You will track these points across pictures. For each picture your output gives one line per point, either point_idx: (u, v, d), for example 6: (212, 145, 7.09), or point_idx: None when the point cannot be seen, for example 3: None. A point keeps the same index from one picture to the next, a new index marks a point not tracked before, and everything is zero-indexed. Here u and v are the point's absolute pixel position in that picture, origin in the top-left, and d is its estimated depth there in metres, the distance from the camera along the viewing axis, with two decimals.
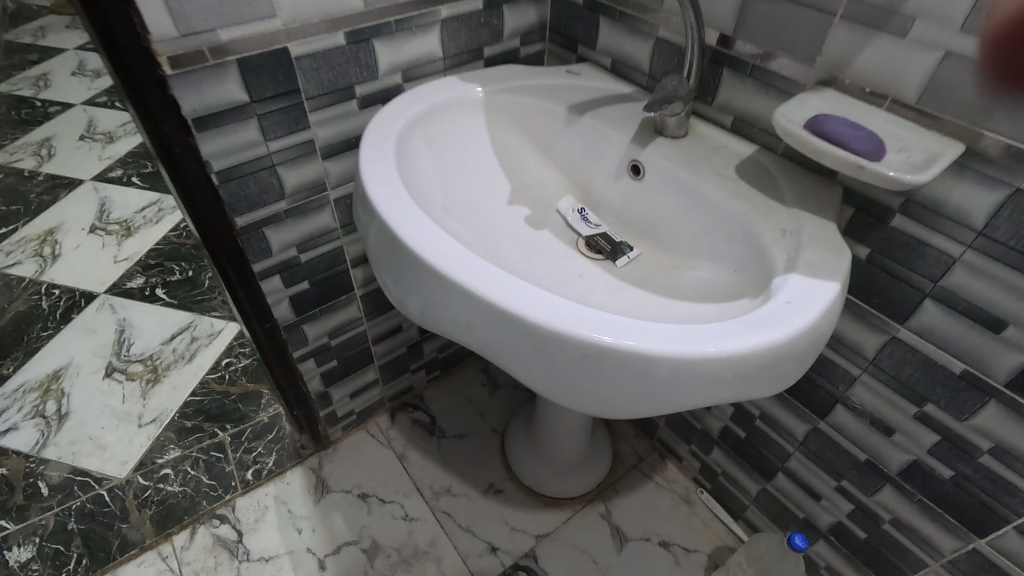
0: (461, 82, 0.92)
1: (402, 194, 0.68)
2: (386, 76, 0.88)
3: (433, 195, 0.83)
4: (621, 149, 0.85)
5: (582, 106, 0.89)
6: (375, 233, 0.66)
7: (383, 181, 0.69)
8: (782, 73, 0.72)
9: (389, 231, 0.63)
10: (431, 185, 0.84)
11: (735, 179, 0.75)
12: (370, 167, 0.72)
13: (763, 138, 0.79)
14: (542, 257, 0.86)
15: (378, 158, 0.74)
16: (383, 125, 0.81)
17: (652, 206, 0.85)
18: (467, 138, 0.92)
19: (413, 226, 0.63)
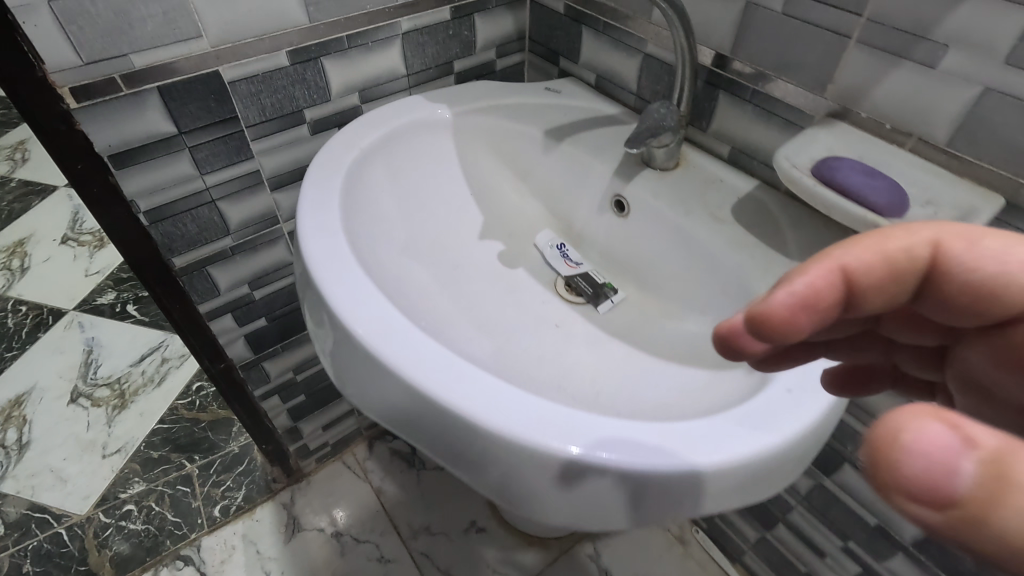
0: (424, 101, 0.83)
1: (342, 249, 0.59)
2: (341, 97, 0.79)
3: (391, 236, 0.74)
4: (603, 181, 0.76)
5: (561, 131, 0.80)
6: (309, 296, 0.58)
7: (322, 234, 0.60)
8: (787, 101, 0.62)
9: (322, 298, 0.55)
10: (388, 224, 0.74)
11: (730, 222, 0.66)
12: (309, 215, 0.63)
13: (764, 173, 0.69)
14: (518, 303, 0.77)
15: (322, 201, 0.65)
16: (332, 159, 0.71)
17: (638, 245, 0.75)
18: (432, 165, 0.83)
19: (349, 293, 0.54)
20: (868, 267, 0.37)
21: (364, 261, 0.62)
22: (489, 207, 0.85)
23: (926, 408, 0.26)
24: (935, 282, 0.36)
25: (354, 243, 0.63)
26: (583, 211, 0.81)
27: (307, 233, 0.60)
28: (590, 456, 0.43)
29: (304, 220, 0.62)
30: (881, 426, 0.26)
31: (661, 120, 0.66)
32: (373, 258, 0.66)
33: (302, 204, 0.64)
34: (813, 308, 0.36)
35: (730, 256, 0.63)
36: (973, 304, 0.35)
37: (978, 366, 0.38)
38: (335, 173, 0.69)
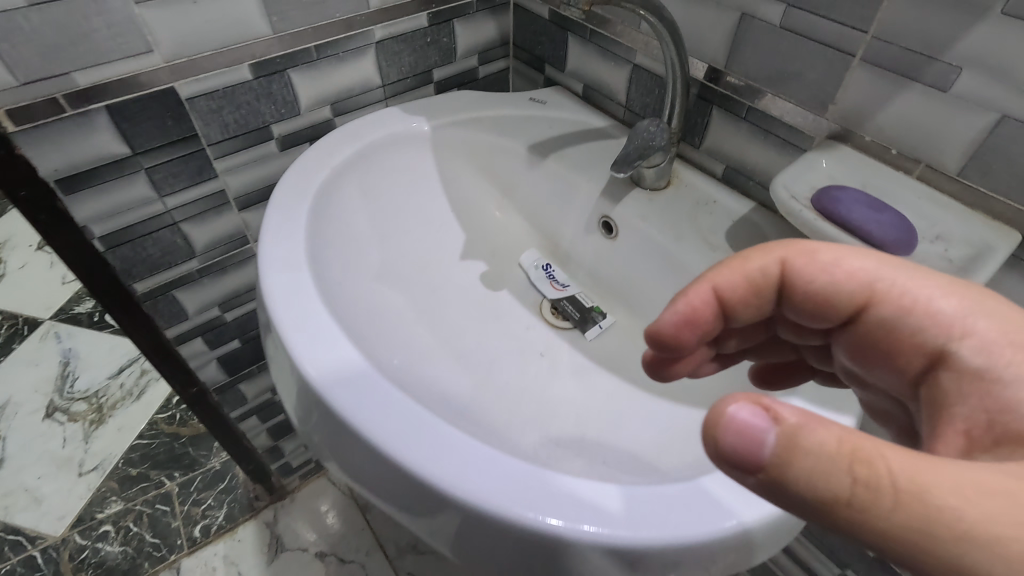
0: (399, 113, 0.78)
1: (306, 287, 0.55)
2: (311, 111, 0.74)
3: (365, 262, 0.69)
4: (590, 200, 0.71)
5: (546, 146, 0.75)
6: (269, 340, 0.53)
7: (286, 269, 0.56)
8: (785, 120, 0.58)
9: (281, 345, 0.51)
10: (361, 249, 0.70)
11: (724, 249, 0.62)
12: (272, 246, 0.58)
13: (761, 194, 0.65)
14: (501, 330, 0.73)
15: (285, 230, 0.60)
16: (300, 181, 0.67)
17: (627, 268, 0.71)
18: (410, 182, 0.78)
19: (310, 340, 0.50)
20: (739, 286, 0.45)
21: (331, 296, 0.58)
22: (471, 225, 0.81)
23: (757, 398, 0.30)
24: (794, 290, 0.44)
25: (320, 276, 0.58)
26: (569, 230, 0.76)
27: (269, 267, 0.56)
28: (571, 528, 0.39)
29: (266, 253, 0.58)
30: (713, 409, 0.31)
31: (652, 139, 0.61)
32: (342, 292, 0.61)
33: (262, 235, 0.60)
34: (693, 321, 0.47)
35: None
36: (819, 298, 0.43)
37: (851, 358, 0.45)
38: (301, 197, 0.65)
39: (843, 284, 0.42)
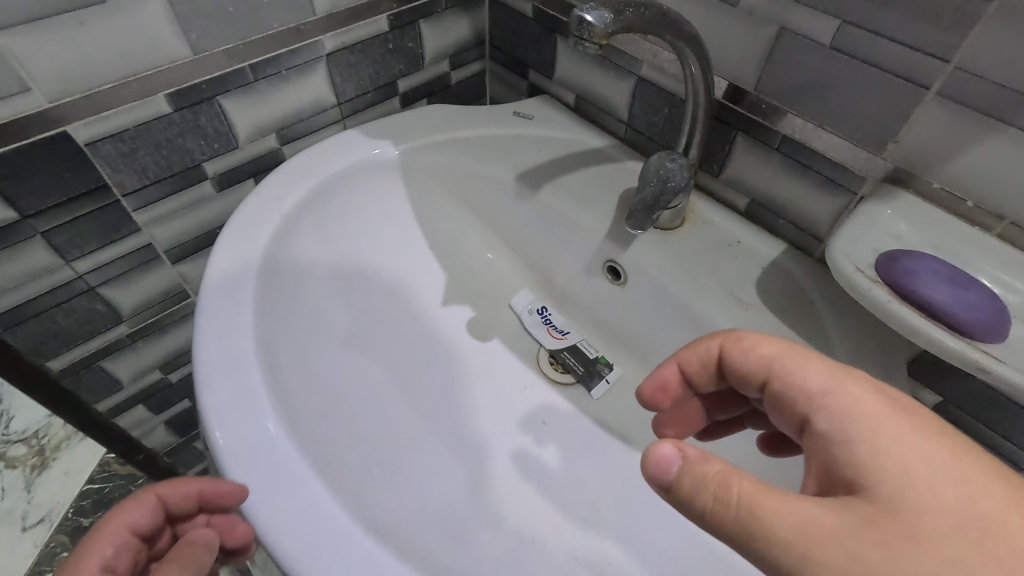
0: (359, 137, 0.65)
1: (257, 400, 0.46)
2: (251, 141, 0.61)
3: (332, 331, 0.58)
4: (592, 242, 0.61)
5: (537, 174, 0.64)
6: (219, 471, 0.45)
7: (228, 383, 0.46)
8: (829, 156, 0.49)
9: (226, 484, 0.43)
10: (324, 313, 0.59)
11: (757, 305, 0.53)
12: (206, 351, 0.48)
13: (792, 234, 0.56)
14: (492, 393, 0.64)
15: (228, 319, 0.50)
16: (241, 241, 0.55)
17: (635, 318, 0.61)
18: (377, 219, 0.66)
19: (260, 477, 0.42)
20: (698, 369, 0.45)
21: (285, 406, 0.47)
22: (451, 264, 0.70)
23: (676, 445, 0.35)
24: (740, 380, 0.42)
25: (271, 379, 0.48)
26: (565, 270, 0.66)
27: (209, 382, 0.46)
28: None
29: (201, 362, 0.47)
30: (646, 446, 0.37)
31: (672, 180, 0.51)
32: (300, 387, 0.51)
33: (196, 333, 0.49)
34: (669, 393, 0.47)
35: None
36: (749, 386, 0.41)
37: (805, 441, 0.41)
38: (241, 268, 0.53)
39: (759, 374, 0.40)
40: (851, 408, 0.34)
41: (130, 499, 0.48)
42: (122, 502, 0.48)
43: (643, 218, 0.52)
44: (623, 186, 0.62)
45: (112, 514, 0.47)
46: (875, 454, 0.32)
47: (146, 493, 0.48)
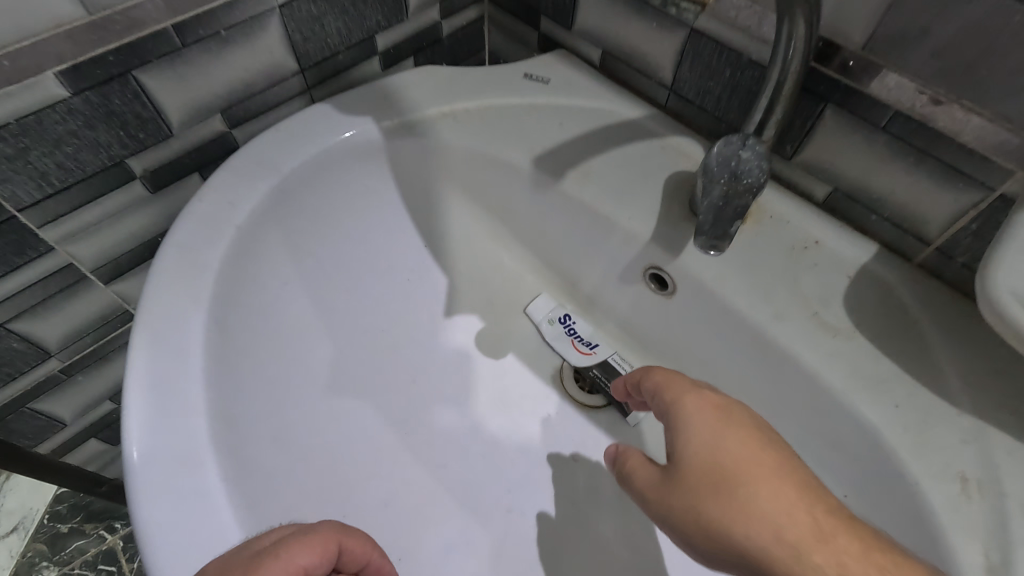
0: (329, 115, 0.51)
1: (219, 501, 0.33)
2: (190, 126, 0.47)
3: (309, 377, 0.46)
4: (628, 243, 0.49)
5: (558, 157, 0.51)
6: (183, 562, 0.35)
7: (176, 481, 0.33)
8: (962, 138, 0.37)
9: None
10: (298, 356, 0.46)
11: (847, 328, 0.42)
12: (139, 438, 0.34)
13: (887, 233, 0.44)
14: (511, 430, 0.53)
15: (172, 385, 0.36)
16: (186, 266, 0.41)
17: (680, 334, 0.51)
18: (355, 220, 0.53)
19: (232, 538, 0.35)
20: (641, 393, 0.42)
21: (253, 515, 0.34)
22: (453, 266, 0.58)
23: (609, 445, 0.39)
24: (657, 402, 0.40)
25: (237, 471, 0.36)
26: (593, 272, 0.55)
27: (145, 487, 0.33)
28: None
29: (133, 460, 0.34)
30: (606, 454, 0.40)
31: (748, 178, 0.39)
32: (274, 469, 0.39)
33: (126, 415, 0.35)
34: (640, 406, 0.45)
35: (853, 399, 0.40)
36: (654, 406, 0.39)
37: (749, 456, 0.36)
38: (183, 311, 0.39)
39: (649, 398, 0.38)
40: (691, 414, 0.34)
41: (302, 537, 0.29)
42: (308, 533, 0.30)
43: (718, 232, 0.39)
44: (668, 170, 0.49)
45: (272, 554, 0.28)
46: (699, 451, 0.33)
47: (328, 528, 0.31)
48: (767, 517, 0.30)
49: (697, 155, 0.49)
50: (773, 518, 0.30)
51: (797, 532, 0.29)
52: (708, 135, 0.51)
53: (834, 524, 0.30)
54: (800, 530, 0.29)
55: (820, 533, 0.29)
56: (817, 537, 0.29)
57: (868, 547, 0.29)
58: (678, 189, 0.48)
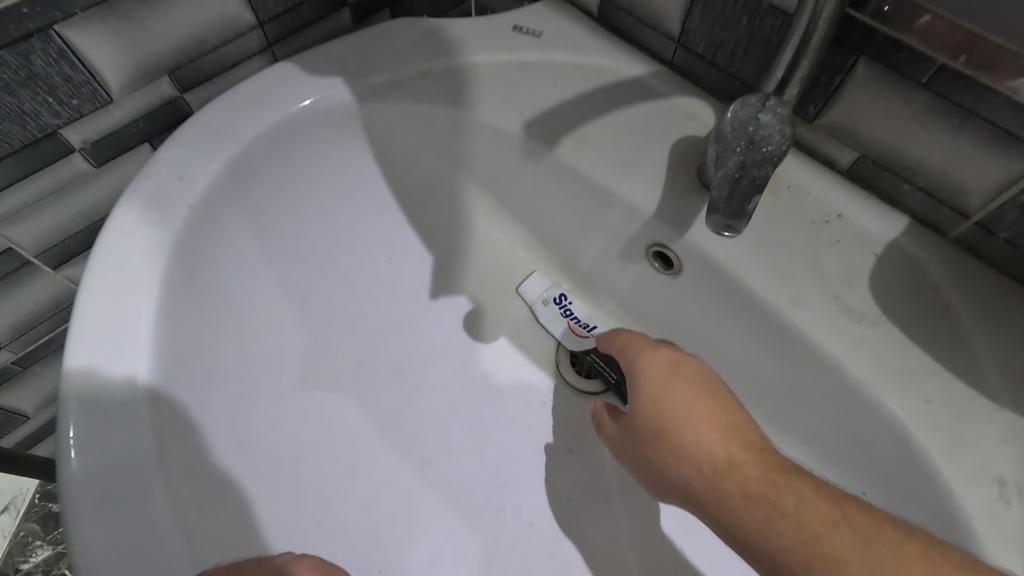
0: (292, 75, 0.45)
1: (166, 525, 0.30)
2: (133, 91, 0.41)
3: (272, 378, 0.42)
4: (630, 219, 0.44)
5: (552, 121, 0.45)
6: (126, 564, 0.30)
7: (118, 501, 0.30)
8: (1018, 98, 0.31)
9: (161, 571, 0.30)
10: (261, 354, 0.42)
11: (872, 313, 0.38)
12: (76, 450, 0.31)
13: (919, 206, 0.39)
14: (503, 419, 0.49)
15: (113, 390, 0.32)
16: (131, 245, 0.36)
17: (685, 316, 0.46)
18: (325, 196, 0.47)
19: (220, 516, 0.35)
20: None
21: (205, 545, 0.31)
22: (438, 243, 0.53)
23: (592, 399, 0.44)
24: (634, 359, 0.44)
25: (192, 491, 0.33)
26: (591, 249, 0.50)
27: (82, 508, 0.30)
28: None
29: (68, 476, 0.30)
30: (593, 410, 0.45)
31: (767, 146, 0.34)
32: (232, 476, 0.36)
33: (62, 427, 0.31)
34: None
35: (878, 392, 0.36)
36: None
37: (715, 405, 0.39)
38: (129, 302, 0.35)
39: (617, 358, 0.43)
40: (641, 371, 0.39)
41: None
42: None
43: (737, 212, 0.33)
44: (674, 136, 0.44)
45: None
46: (646, 402, 0.38)
47: None
48: (687, 452, 0.35)
49: (706, 118, 0.44)
50: (690, 452, 0.35)
51: (708, 464, 0.34)
52: (719, 95, 0.45)
53: (746, 453, 0.33)
54: (711, 461, 0.34)
55: (728, 462, 0.33)
56: (725, 466, 0.33)
57: (773, 470, 0.32)
58: (684, 157, 0.43)
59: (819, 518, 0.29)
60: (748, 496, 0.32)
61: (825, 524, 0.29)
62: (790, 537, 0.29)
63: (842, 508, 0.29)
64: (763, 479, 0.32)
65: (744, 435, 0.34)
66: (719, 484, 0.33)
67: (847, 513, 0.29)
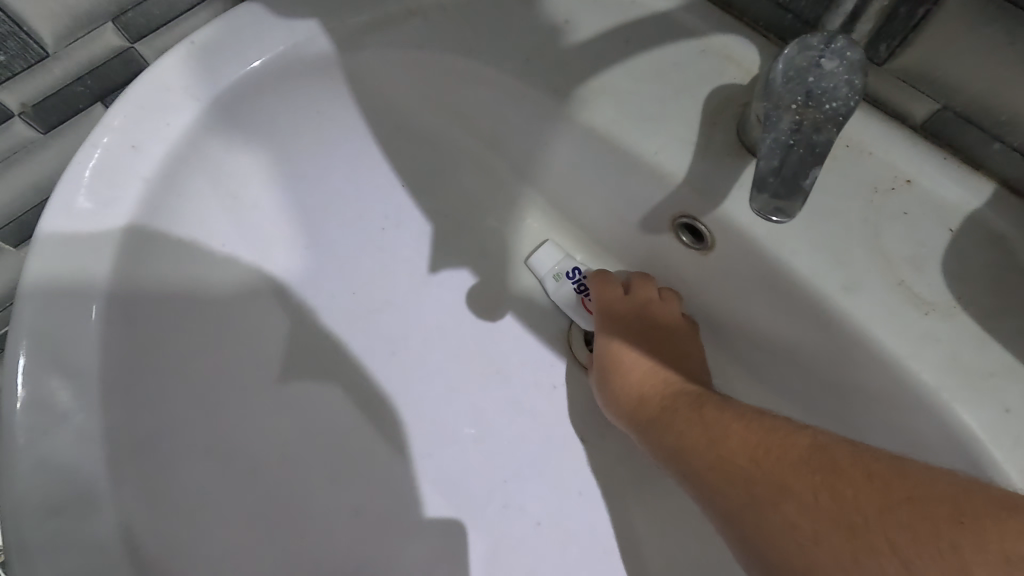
0: (258, 18, 0.37)
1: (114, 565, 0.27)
2: (72, 44, 0.35)
3: (248, 370, 0.39)
4: (654, 187, 0.38)
5: (563, 69, 0.38)
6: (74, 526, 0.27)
7: (64, 537, 0.27)
8: None
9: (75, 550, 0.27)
10: (238, 348, 0.39)
11: (942, 302, 0.32)
12: (17, 475, 0.27)
13: (1010, 169, 0.32)
14: (508, 407, 0.47)
15: (53, 409, 0.28)
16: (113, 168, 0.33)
17: (715, 294, 0.41)
18: (305, 159, 0.42)
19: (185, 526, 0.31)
20: None
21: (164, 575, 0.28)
22: (437, 208, 0.47)
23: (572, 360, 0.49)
24: None
25: (152, 509, 0.30)
26: (608, 219, 0.44)
27: (28, 543, 0.27)
28: None
29: (12, 502, 0.27)
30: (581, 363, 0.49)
31: (831, 102, 0.27)
32: (204, 490, 0.33)
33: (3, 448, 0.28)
34: None
35: (949, 401, 0.30)
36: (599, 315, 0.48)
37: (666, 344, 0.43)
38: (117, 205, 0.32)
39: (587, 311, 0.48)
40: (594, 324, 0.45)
41: None
42: None
43: (788, 190, 0.27)
44: (710, 84, 0.37)
45: None
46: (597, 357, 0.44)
47: None
48: (621, 393, 0.41)
49: (749, 62, 0.37)
50: (614, 391, 0.42)
51: (630, 403, 0.40)
52: (766, 32, 0.37)
53: (660, 386, 0.40)
54: (632, 399, 0.40)
55: (641, 398, 0.40)
56: (640, 401, 0.40)
57: (672, 397, 0.38)
58: (720, 112, 0.36)
59: (688, 425, 0.35)
60: (650, 418, 0.38)
61: (690, 429, 0.34)
62: (672, 442, 0.35)
63: (707, 408, 0.35)
64: (660, 402, 0.39)
65: (664, 374, 0.40)
66: (634, 414, 0.40)
67: (709, 411, 0.34)
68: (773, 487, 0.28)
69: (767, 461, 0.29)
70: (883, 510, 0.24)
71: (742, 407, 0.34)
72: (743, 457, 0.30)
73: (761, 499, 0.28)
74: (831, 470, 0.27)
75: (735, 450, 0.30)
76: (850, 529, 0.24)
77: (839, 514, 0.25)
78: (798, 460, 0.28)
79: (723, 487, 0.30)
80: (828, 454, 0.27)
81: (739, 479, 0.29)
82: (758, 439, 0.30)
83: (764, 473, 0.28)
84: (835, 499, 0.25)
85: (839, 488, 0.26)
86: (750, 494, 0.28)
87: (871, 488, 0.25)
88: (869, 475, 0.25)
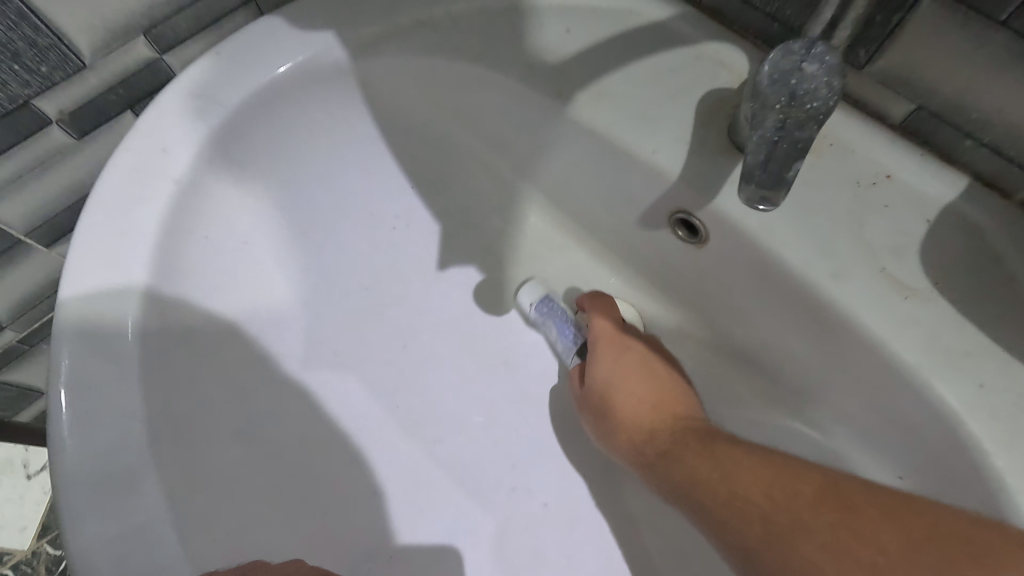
0: (277, 31, 0.39)
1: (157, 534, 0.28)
2: (107, 55, 0.37)
3: (270, 360, 0.41)
4: (651, 186, 0.40)
5: (566, 74, 0.41)
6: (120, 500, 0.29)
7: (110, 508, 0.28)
8: None
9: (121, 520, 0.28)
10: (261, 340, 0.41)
11: (921, 286, 0.34)
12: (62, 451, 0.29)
13: (981, 163, 0.35)
14: (513, 397, 0.50)
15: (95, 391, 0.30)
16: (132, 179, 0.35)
17: (709, 286, 0.44)
18: (321, 162, 0.44)
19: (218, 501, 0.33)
20: None
21: (201, 545, 0.30)
22: (446, 207, 0.50)
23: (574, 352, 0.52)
24: None
25: (187, 484, 0.31)
26: (608, 216, 0.47)
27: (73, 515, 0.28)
28: None
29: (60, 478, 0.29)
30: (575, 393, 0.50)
31: (811, 102, 0.30)
32: (233, 469, 0.35)
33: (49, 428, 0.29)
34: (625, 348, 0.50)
35: (929, 378, 0.32)
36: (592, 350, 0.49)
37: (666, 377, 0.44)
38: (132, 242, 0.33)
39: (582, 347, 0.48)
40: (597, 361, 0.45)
41: None
42: None
43: (772, 181, 0.30)
44: (703, 87, 0.39)
45: None
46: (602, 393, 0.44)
47: None
48: (629, 430, 0.42)
49: (739, 66, 0.39)
50: (624, 427, 0.42)
51: (639, 439, 0.41)
52: (754, 38, 0.40)
53: (666, 421, 0.40)
54: (642, 433, 0.41)
55: (650, 433, 0.40)
56: (650, 435, 0.40)
57: (680, 432, 0.39)
58: (712, 112, 0.39)
59: (697, 463, 0.35)
60: (659, 452, 0.38)
61: (700, 467, 0.34)
62: (682, 478, 0.35)
63: (717, 445, 0.35)
64: (668, 439, 0.39)
65: (670, 408, 0.41)
66: (643, 448, 0.40)
67: (720, 448, 0.35)
68: (790, 523, 0.27)
69: (781, 499, 0.29)
70: (904, 549, 0.24)
71: (753, 446, 0.34)
72: (756, 495, 0.30)
73: (775, 536, 0.27)
74: (846, 508, 0.27)
75: (750, 487, 0.31)
76: (870, 568, 0.24)
77: (860, 553, 0.25)
78: (814, 498, 0.28)
79: (739, 524, 0.29)
80: (844, 494, 0.28)
81: (754, 516, 0.29)
82: (772, 478, 0.30)
83: (780, 510, 0.28)
84: (855, 538, 0.25)
85: (856, 526, 0.26)
86: (764, 532, 0.28)
87: (890, 527, 0.25)
88: (885, 514, 0.26)
